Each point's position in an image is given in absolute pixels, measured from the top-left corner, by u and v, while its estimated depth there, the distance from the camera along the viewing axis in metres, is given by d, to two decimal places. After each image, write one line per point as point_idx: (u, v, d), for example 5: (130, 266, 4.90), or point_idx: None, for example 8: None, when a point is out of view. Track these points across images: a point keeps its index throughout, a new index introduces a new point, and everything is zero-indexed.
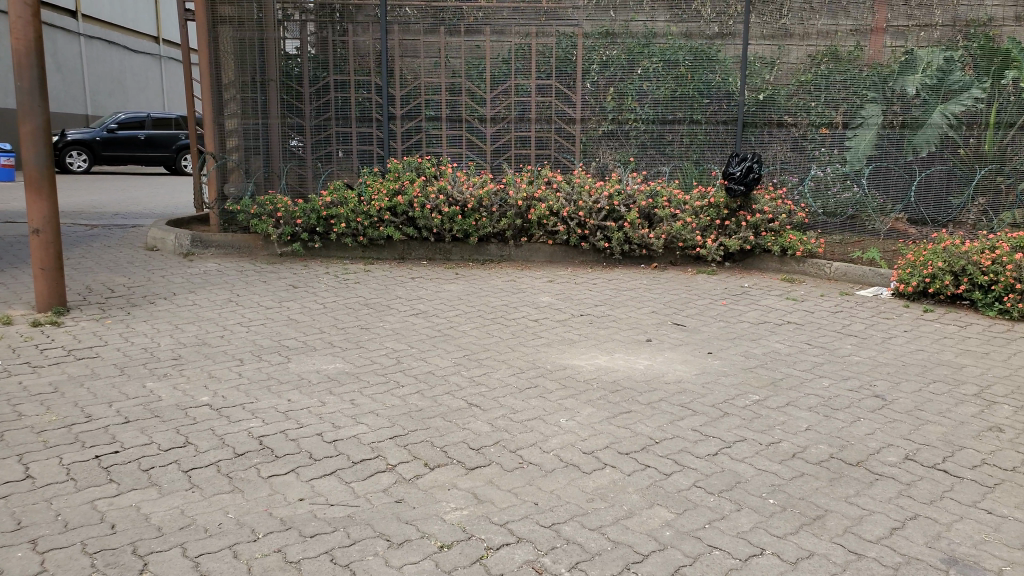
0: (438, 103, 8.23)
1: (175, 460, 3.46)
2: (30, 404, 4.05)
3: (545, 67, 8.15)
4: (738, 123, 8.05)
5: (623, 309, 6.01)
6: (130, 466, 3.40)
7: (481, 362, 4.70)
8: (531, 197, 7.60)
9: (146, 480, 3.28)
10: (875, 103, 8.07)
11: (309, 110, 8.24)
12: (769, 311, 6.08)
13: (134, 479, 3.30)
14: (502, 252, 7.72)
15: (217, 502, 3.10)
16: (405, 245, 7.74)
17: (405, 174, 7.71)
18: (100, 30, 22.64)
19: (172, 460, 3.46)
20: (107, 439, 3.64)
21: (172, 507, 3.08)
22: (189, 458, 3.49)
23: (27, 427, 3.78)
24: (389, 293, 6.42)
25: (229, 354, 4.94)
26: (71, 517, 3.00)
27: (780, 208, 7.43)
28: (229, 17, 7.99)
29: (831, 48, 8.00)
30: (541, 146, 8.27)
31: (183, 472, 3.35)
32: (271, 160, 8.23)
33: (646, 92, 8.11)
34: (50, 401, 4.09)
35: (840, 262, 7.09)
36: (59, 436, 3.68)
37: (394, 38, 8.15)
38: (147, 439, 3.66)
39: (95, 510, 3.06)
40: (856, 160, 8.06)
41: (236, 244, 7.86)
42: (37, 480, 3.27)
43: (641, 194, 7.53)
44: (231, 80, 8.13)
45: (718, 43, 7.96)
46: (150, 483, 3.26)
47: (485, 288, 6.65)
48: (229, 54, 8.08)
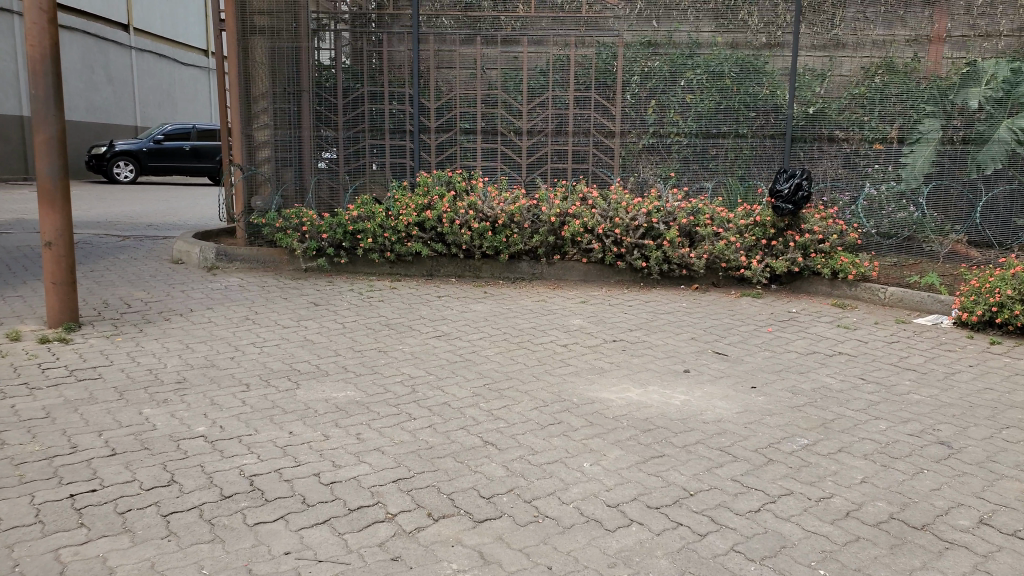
0: (474, 115, 7.94)
1: (155, 502, 3.10)
2: (17, 432, 3.74)
3: (584, 78, 7.82)
4: (786, 137, 7.60)
5: (660, 335, 5.60)
6: (104, 509, 3.04)
7: (502, 394, 4.35)
8: (565, 213, 7.25)
9: (119, 526, 2.92)
10: (933, 116, 7.54)
11: (342, 121, 8.04)
12: (818, 340, 5.62)
13: (107, 524, 2.93)
14: (534, 270, 7.41)
15: (191, 555, 2.73)
16: (434, 261, 7.47)
17: (434, 189, 7.43)
18: (151, 42, 23.03)
19: (151, 502, 3.10)
20: (87, 475, 3.30)
21: (142, 560, 2.71)
22: (170, 500, 3.13)
23: (6, 458, 3.47)
24: (414, 313, 6.12)
25: (234, 379, 4.65)
26: (28, 568, 2.65)
27: (832, 228, 6.95)
28: (263, 27, 7.81)
29: (886, 59, 7.53)
30: (580, 159, 7.92)
31: (161, 517, 2.99)
32: (304, 171, 8.04)
33: (689, 105, 7.70)
34: (38, 430, 3.78)
35: (895, 287, 6.58)
36: (37, 470, 3.35)
37: (429, 48, 7.88)
38: (129, 476, 3.32)
39: (57, 561, 2.69)
40: (912, 178, 7.55)
41: (262, 258, 7.70)
42: (3, 522, 2.92)
43: (682, 211, 7.11)
44: (264, 91, 7.93)
45: (765, 54, 7.57)
46: (123, 529, 2.90)
47: (513, 309, 6.32)
48: (264, 64, 7.88)
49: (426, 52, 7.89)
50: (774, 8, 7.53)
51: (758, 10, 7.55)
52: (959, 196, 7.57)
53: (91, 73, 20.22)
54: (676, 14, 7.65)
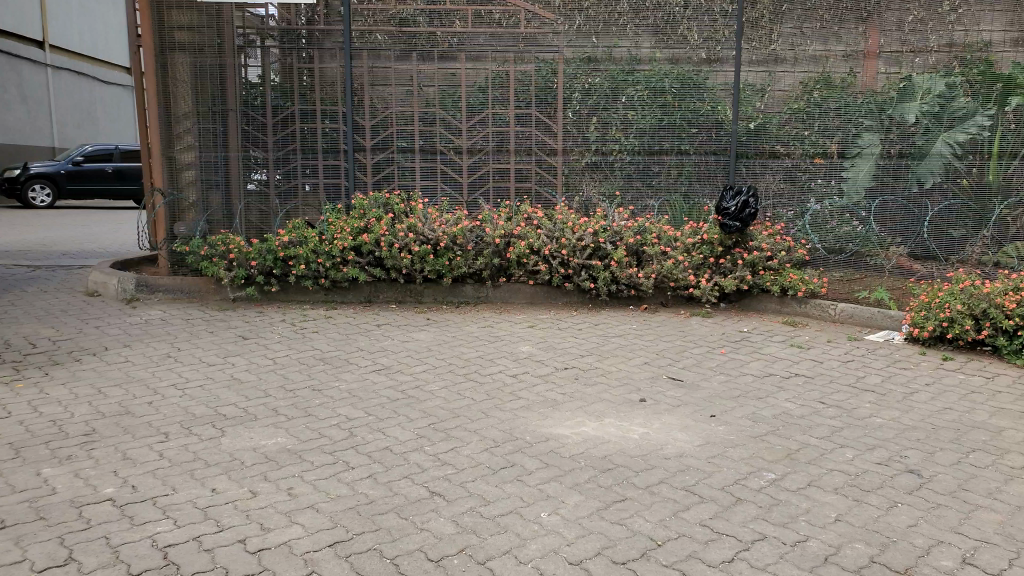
0: (411, 134, 7.62)
1: None
2: None
3: (524, 95, 7.58)
4: (732, 154, 7.51)
5: (613, 361, 5.35)
6: None
7: (449, 435, 4.02)
8: (509, 234, 7.01)
9: None
10: (871, 130, 7.56)
11: (271, 141, 7.59)
12: (774, 361, 5.47)
13: None
14: (479, 294, 7.10)
15: None
16: (372, 287, 7.09)
17: (372, 211, 7.05)
18: (68, 60, 21.96)
19: None
20: None
21: None
22: None
23: None
24: (351, 344, 5.74)
25: (151, 428, 4.19)
26: None
27: (779, 245, 6.89)
28: (184, 43, 7.39)
29: (821, 74, 7.48)
30: (523, 177, 7.69)
31: None
32: (231, 193, 7.56)
33: (630, 122, 7.55)
34: None
35: (845, 303, 6.51)
36: None
37: (363, 65, 7.56)
38: (18, 556, 2.89)
39: None
40: (853, 192, 7.56)
41: (186, 287, 7.19)
42: None
43: (627, 230, 6.93)
44: (188, 110, 7.49)
45: (705, 70, 7.46)
46: None
47: (459, 336, 5.99)
48: (187, 81, 7.44)
49: (360, 68, 7.57)
50: (713, 21, 7.41)
51: (697, 25, 7.43)
52: (903, 209, 7.59)
53: (4, 92, 19.09)
54: (616, 28, 7.43)
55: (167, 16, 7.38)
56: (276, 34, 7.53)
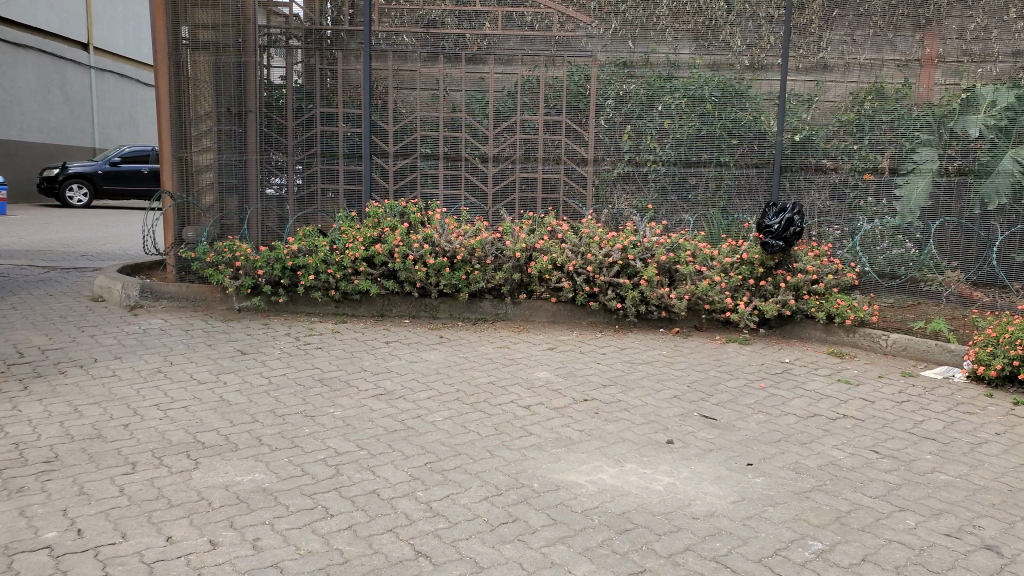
0: (436, 140, 7.19)
1: None
2: None
3: (554, 101, 7.13)
4: (777, 167, 6.95)
5: (638, 394, 4.82)
6: None
7: (447, 478, 3.54)
8: (531, 247, 6.55)
9: None
10: (929, 145, 6.89)
11: (291, 144, 7.23)
12: (819, 400, 4.89)
13: None
14: (497, 310, 6.64)
15: None
16: (385, 300, 6.66)
17: (386, 220, 6.69)
18: (112, 63, 21.98)
19: None
20: None
21: None
22: None
23: None
24: (353, 364, 5.28)
25: (119, 457, 3.74)
26: None
27: (826, 267, 6.28)
28: (205, 42, 7.05)
29: (875, 84, 6.94)
30: (550, 188, 7.18)
31: None
32: (247, 196, 7.23)
33: (666, 132, 7.03)
34: None
35: (898, 333, 5.93)
36: None
37: (386, 67, 7.13)
38: None
39: None
40: (907, 211, 6.91)
41: (190, 296, 6.81)
42: None
43: (660, 246, 6.41)
44: (208, 111, 7.14)
45: (749, 78, 6.93)
46: None
47: (469, 358, 5.51)
48: (208, 81, 7.11)
49: (383, 70, 7.14)
50: (758, 28, 6.89)
51: (740, 30, 6.91)
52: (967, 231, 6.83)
53: (46, 92, 19.22)
54: (654, 33, 6.98)
55: (188, 13, 7.03)
56: (300, 36, 7.17)
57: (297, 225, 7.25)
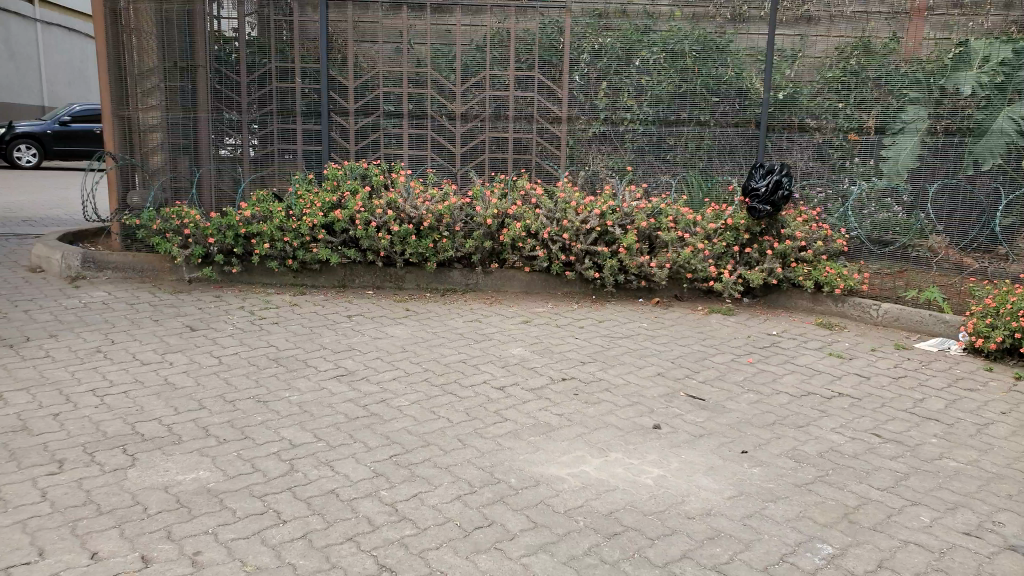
0: (399, 96, 6.71)
1: None
2: None
3: (526, 55, 6.65)
4: (761, 126, 6.57)
5: (619, 371, 4.49)
6: None
7: (414, 474, 3.18)
8: (503, 213, 6.12)
9: None
10: (917, 103, 6.48)
11: (245, 102, 6.64)
12: (811, 376, 4.61)
13: None
14: (468, 280, 6.27)
15: None
16: (348, 269, 6.23)
17: (346, 184, 6.18)
18: (56, 14, 20.77)
19: None
20: None
21: None
22: None
23: None
24: (312, 341, 4.87)
25: (44, 454, 3.30)
26: None
27: (814, 233, 5.96)
28: None
29: (862, 39, 6.47)
30: (522, 148, 6.74)
31: None
32: (199, 158, 6.66)
33: (645, 88, 6.60)
34: None
35: (888, 303, 5.67)
36: None
37: (345, 18, 6.60)
38: None
39: None
40: (894, 173, 6.52)
41: (137, 266, 6.31)
42: None
43: (640, 212, 6.05)
44: (153, 66, 6.54)
45: (729, 31, 6.53)
46: None
47: (439, 332, 5.14)
48: (152, 32, 6.50)
49: (341, 21, 6.61)
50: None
51: None
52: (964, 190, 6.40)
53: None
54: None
55: None
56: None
57: (251, 189, 6.74)
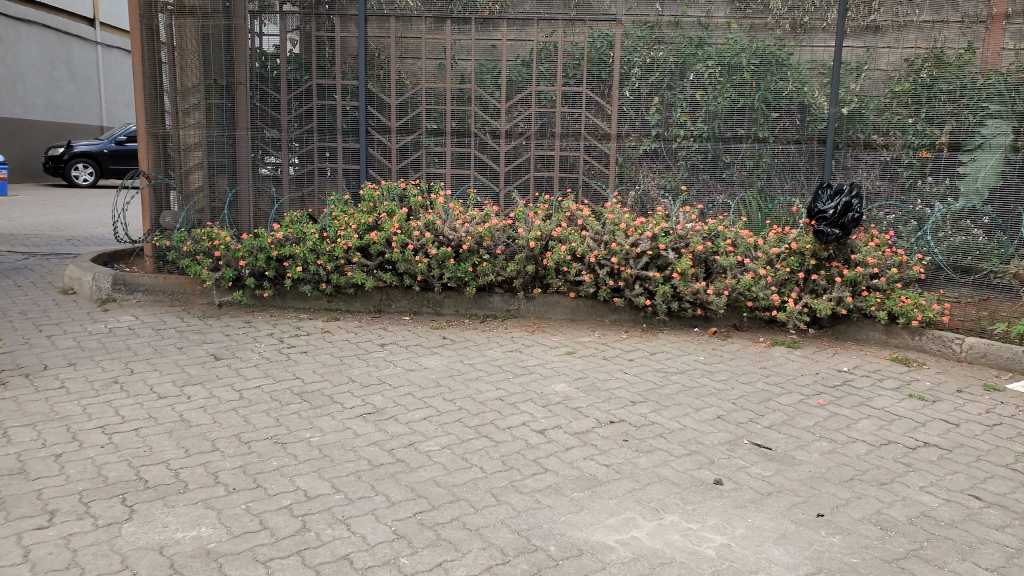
0: (442, 114, 6.38)
1: None
2: None
3: (574, 70, 6.26)
4: (828, 143, 6.06)
5: (674, 414, 4.06)
6: None
7: (440, 537, 2.79)
8: (547, 235, 5.72)
9: None
10: (1000, 116, 5.73)
11: (285, 120, 6.45)
12: (891, 421, 4.10)
13: None
14: (509, 306, 5.90)
15: None
16: (384, 294, 5.92)
17: (382, 205, 5.86)
18: (120, 39, 21.29)
19: None
20: None
21: None
22: None
23: None
24: (340, 374, 4.54)
25: (37, 503, 2.96)
26: None
27: (888, 259, 5.41)
28: (193, 7, 6.29)
29: (935, 49, 5.92)
30: (568, 166, 6.33)
31: None
32: (236, 176, 6.46)
33: (698, 104, 6.18)
34: None
35: (973, 337, 5.11)
36: None
37: (389, 34, 6.30)
38: None
39: None
40: (972, 192, 5.81)
41: (168, 289, 6.11)
42: None
43: (696, 234, 5.58)
44: (195, 84, 6.40)
45: (790, 44, 6.05)
46: None
47: (477, 364, 4.77)
48: (193, 49, 6.36)
49: (384, 38, 6.32)
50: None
51: None
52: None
53: (52, 70, 18.47)
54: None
55: None
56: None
57: (290, 208, 6.46)
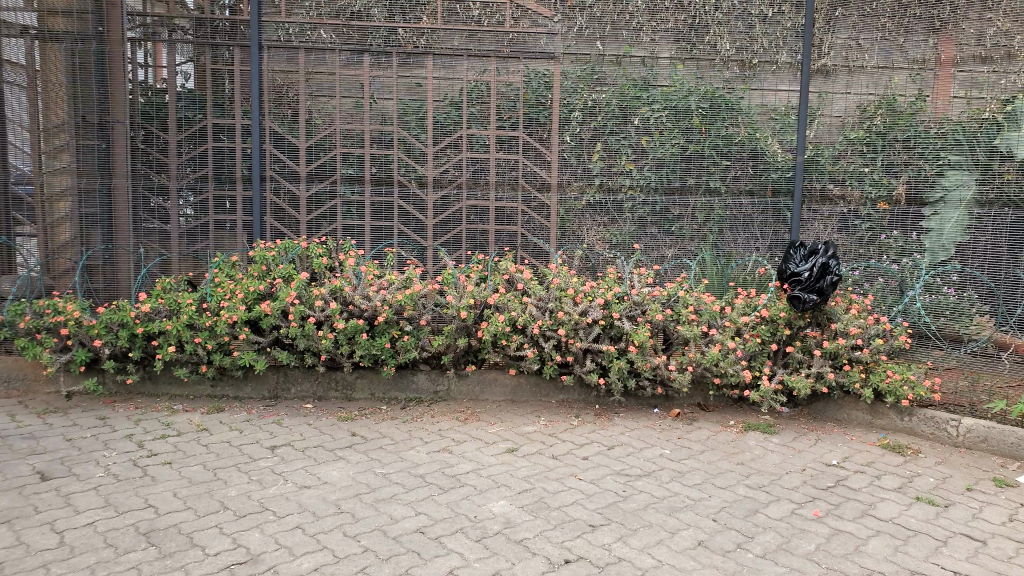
0: (360, 160, 5.43)
1: None
2: None
3: (509, 113, 5.43)
4: (793, 195, 5.33)
5: (644, 544, 3.19)
6: None
7: None
8: (481, 303, 4.84)
9: None
10: (961, 168, 5.16)
11: (173, 167, 5.35)
12: (907, 538, 3.33)
13: None
14: (436, 387, 4.98)
15: None
16: (283, 375, 4.95)
17: (278, 268, 4.86)
18: None
19: None
20: None
21: None
22: None
23: None
24: (208, 500, 3.53)
25: None
26: None
27: (872, 328, 4.74)
28: (63, 32, 5.29)
29: (886, 95, 5.27)
30: (505, 219, 5.47)
31: None
32: (114, 236, 5.40)
33: (645, 150, 5.41)
34: None
35: (970, 418, 4.47)
36: None
37: (297, 70, 5.35)
38: None
39: None
40: (937, 247, 5.22)
41: (3, 375, 5.01)
42: None
43: (653, 300, 4.83)
44: (62, 123, 5.34)
45: (740, 87, 5.37)
46: None
47: (391, 476, 3.81)
48: (61, 81, 5.32)
49: (293, 74, 5.36)
50: (750, 28, 5.31)
51: (728, 30, 5.33)
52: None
53: None
54: (627, 33, 5.36)
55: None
56: (186, 24, 5.27)
57: (180, 268, 5.43)
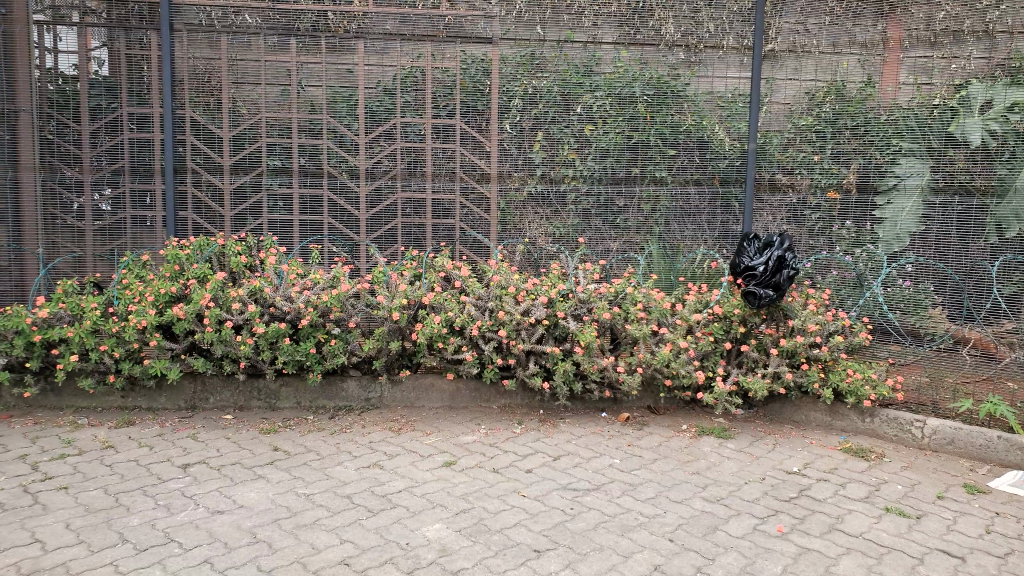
0: (287, 149, 4.98)
1: None
2: None
3: (445, 100, 5.03)
4: (746, 183, 5.10)
5: (596, 571, 2.85)
6: None
7: None
8: (415, 303, 4.45)
9: None
10: (914, 154, 4.84)
11: (88, 159, 4.83)
12: (879, 555, 3.05)
13: None
14: (368, 394, 4.58)
15: None
16: (199, 383, 4.49)
17: (190, 267, 4.42)
18: None
19: None
20: None
21: None
22: None
23: None
24: (105, 531, 3.06)
25: None
26: None
27: (830, 325, 4.50)
28: None
29: (834, 83, 4.97)
30: (442, 212, 5.08)
31: None
32: (21, 236, 4.84)
33: (589, 139, 5.09)
34: None
35: (933, 418, 4.26)
36: None
37: (220, 56, 4.87)
38: None
39: None
40: (892, 237, 4.96)
41: None
42: None
43: (601, 297, 4.51)
44: None
45: (684, 74, 5.06)
46: None
47: (315, 498, 3.40)
48: None
49: (216, 60, 4.87)
50: (694, 12, 5.02)
51: (672, 14, 5.01)
52: None
53: None
54: (568, 16, 4.99)
55: None
56: (101, 6, 4.76)
57: (94, 269, 4.90)
